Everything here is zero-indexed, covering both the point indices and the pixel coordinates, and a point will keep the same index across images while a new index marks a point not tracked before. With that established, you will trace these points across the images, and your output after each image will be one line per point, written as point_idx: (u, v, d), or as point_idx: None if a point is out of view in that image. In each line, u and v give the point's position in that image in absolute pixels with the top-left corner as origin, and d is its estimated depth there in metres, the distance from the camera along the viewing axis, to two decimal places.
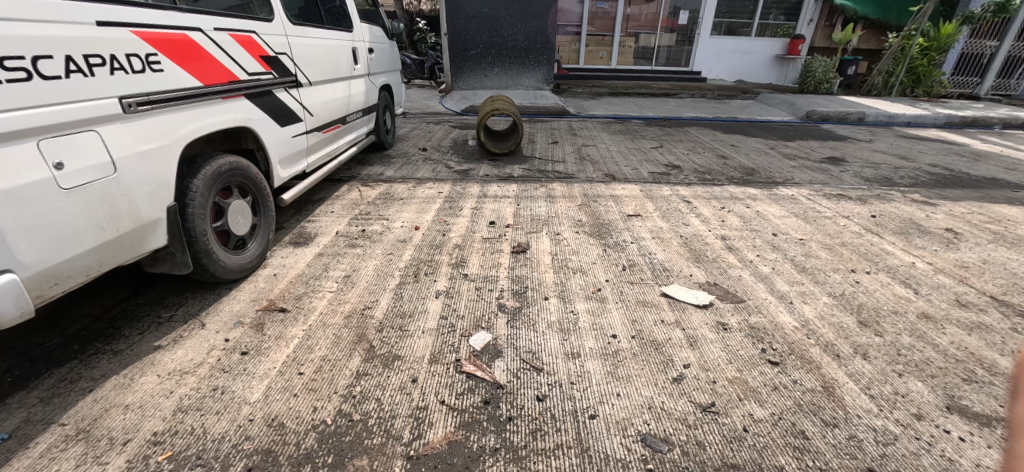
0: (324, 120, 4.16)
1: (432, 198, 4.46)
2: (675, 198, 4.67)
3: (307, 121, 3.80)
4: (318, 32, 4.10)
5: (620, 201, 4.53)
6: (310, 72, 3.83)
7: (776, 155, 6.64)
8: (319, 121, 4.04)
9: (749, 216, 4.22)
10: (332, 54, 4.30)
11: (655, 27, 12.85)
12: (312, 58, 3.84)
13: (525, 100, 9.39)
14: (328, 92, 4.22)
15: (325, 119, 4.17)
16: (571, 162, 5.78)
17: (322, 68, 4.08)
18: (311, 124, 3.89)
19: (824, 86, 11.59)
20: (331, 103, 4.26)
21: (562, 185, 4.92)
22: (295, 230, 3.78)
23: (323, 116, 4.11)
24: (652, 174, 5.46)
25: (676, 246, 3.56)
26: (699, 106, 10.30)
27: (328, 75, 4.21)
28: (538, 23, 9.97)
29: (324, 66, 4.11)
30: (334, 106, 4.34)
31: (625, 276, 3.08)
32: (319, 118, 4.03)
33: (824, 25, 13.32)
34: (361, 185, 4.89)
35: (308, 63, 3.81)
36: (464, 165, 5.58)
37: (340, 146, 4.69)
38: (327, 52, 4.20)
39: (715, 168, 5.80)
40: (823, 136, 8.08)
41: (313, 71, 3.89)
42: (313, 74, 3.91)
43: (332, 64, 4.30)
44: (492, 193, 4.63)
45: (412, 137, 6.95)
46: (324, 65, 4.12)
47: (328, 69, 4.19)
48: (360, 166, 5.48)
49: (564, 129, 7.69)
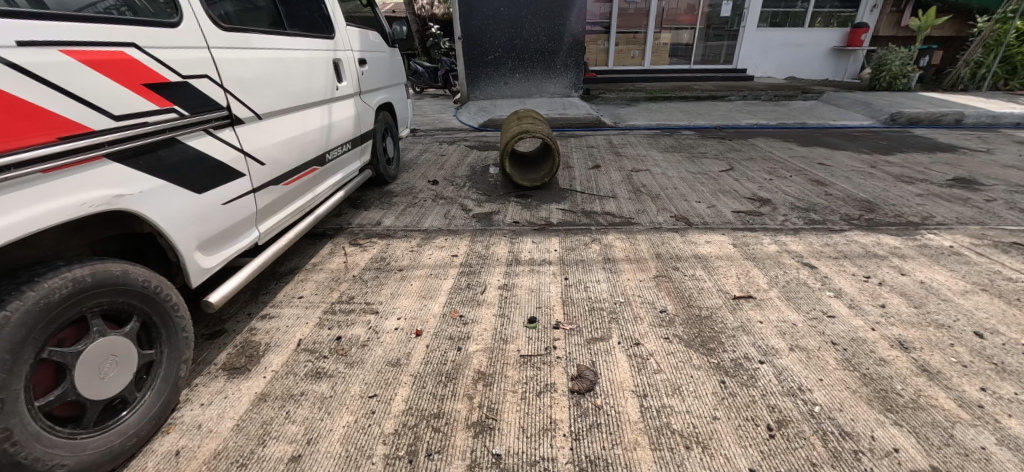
0: (289, 166, 2.84)
1: (445, 265, 3.18)
2: (786, 261, 3.32)
3: (255, 175, 2.49)
4: (274, 40, 2.81)
5: (712, 266, 3.20)
6: (259, 101, 2.53)
7: (886, 178, 5.37)
8: (279, 170, 2.72)
9: (915, 293, 2.88)
10: (298, 71, 3.00)
11: (695, 22, 11.41)
12: (259, 79, 2.54)
13: (554, 111, 8.05)
14: (296, 126, 2.91)
15: (290, 165, 2.85)
16: (625, 198, 4.45)
17: (283, 92, 2.77)
18: (263, 179, 2.57)
19: (901, 81, 10.25)
20: (300, 142, 2.95)
21: (622, 238, 3.60)
22: (239, 339, 2.49)
23: (286, 162, 2.80)
24: (737, 216, 4.11)
25: (835, 369, 2.20)
26: (757, 111, 8.83)
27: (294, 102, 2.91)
28: (565, 21, 8.64)
29: (287, 89, 2.82)
30: (305, 144, 3.01)
31: (778, 456, 1.75)
32: (278, 165, 2.71)
33: (891, 11, 11.63)
34: (349, 243, 3.59)
35: (256, 88, 2.51)
36: (487, 206, 4.29)
37: (319, 194, 3.41)
38: (290, 68, 2.90)
39: (819, 201, 4.51)
40: (927, 147, 6.85)
41: (265, 99, 2.59)
42: (267, 103, 2.60)
43: (301, 86, 3.00)
44: (527, 254, 3.32)
45: (420, 164, 5.67)
46: (286, 87, 2.82)
47: (293, 93, 2.89)
48: (352, 212, 4.21)
49: (605, 146, 6.36)
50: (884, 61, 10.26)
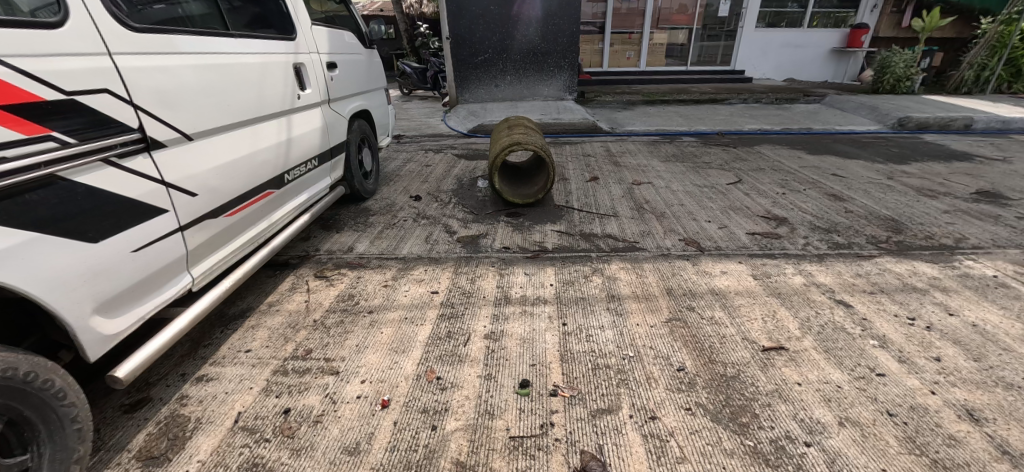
0: (233, 193, 2.34)
1: (424, 304, 2.72)
2: (815, 298, 2.92)
3: (182, 208, 1.99)
4: (212, 42, 2.32)
5: (732, 305, 2.80)
6: (190, 117, 2.04)
7: (906, 191, 5.09)
8: (219, 198, 2.22)
9: (962, 337, 2.67)
10: (246, 79, 2.51)
11: (692, 22, 11.01)
12: (189, 89, 2.05)
13: (548, 115, 7.60)
14: (242, 144, 2.41)
15: (235, 191, 2.35)
16: (628, 218, 4.04)
17: (225, 105, 2.29)
18: (196, 211, 2.06)
19: (904, 84, 9.91)
20: (248, 163, 2.45)
21: (627, 268, 3.18)
22: (163, 414, 1.97)
23: (230, 189, 2.30)
24: (753, 238, 3.71)
25: (897, 453, 1.90)
26: (759, 115, 8.46)
27: (241, 116, 2.42)
28: (558, 21, 8.20)
29: (230, 101, 2.33)
30: (255, 165, 2.52)
31: None
32: (218, 194, 2.20)
33: (892, 12, 11.34)
34: (313, 275, 3.10)
35: (185, 102, 2.02)
36: (475, 228, 3.85)
37: (279, 219, 2.90)
38: (234, 76, 2.41)
39: (841, 220, 4.13)
40: (941, 156, 6.55)
41: (200, 114, 2.10)
42: (201, 120, 2.11)
43: (249, 96, 2.51)
44: (518, 290, 2.88)
45: (402, 177, 5.20)
46: (229, 98, 2.33)
47: (239, 104, 2.40)
48: (321, 236, 3.71)
49: (603, 156, 5.94)
50: (886, 63, 9.94)
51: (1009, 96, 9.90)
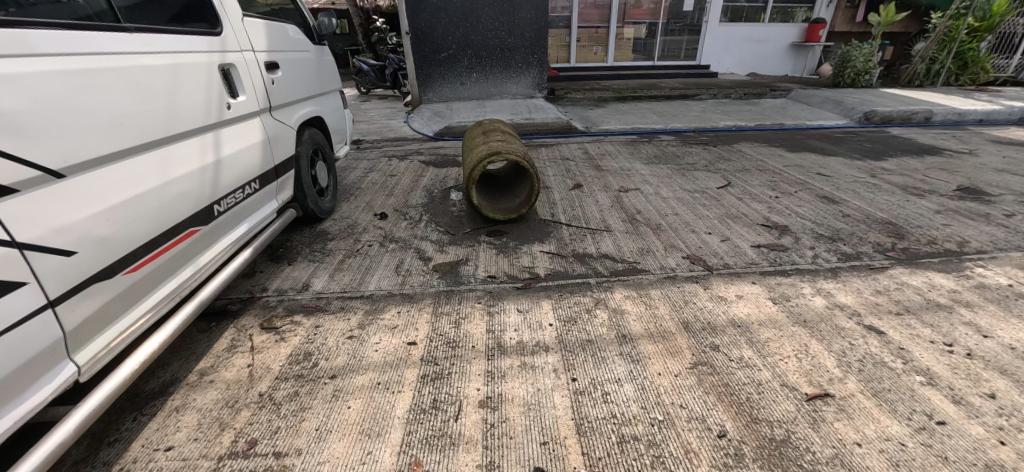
0: (128, 242, 1.90)
1: (400, 363, 2.29)
2: (844, 325, 2.56)
3: (47, 277, 1.58)
4: (87, 46, 1.82)
5: (759, 339, 2.44)
6: (50, 148, 1.60)
7: (890, 188, 4.83)
8: (107, 252, 1.80)
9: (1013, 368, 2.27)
10: (141, 92, 2.01)
11: (657, 16, 10.80)
12: (51, 106, 1.63)
13: (519, 115, 7.15)
14: (136, 178, 1.95)
15: (132, 239, 1.92)
16: (622, 232, 3.65)
17: (103, 129, 1.81)
18: (69, 277, 1.65)
19: (864, 78, 9.98)
20: (147, 199, 1.99)
21: (633, 298, 2.79)
22: None
23: (121, 237, 1.86)
24: (760, 252, 3.39)
25: None
26: (731, 111, 8.28)
27: (132, 141, 1.94)
28: (524, 15, 7.74)
29: (118, 124, 1.87)
30: (161, 201, 2.06)
31: None
32: (104, 246, 1.79)
33: (846, 7, 11.46)
34: (260, 326, 2.63)
35: (26, 134, 1.54)
36: (452, 251, 3.38)
37: (211, 260, 2.43)
38: (122, 89, 1.92)
39: (843, 226, 3.85)
40: (913, 150, 6.40)
41: (65, 143, 1.65)
42: (71, 148, 1.67)
43: (147, 113, 2.02)
44: (513, 335, 2.47)
45: (366, 190, 4.67)
46: (116, 120, 1.86)
47: (129, 126, 1.92)
48: (272, 270, 3.23)
49: (582, 159, 5.55)
50: (847, 57, 9.96)
51: (955, 88, 10.07)
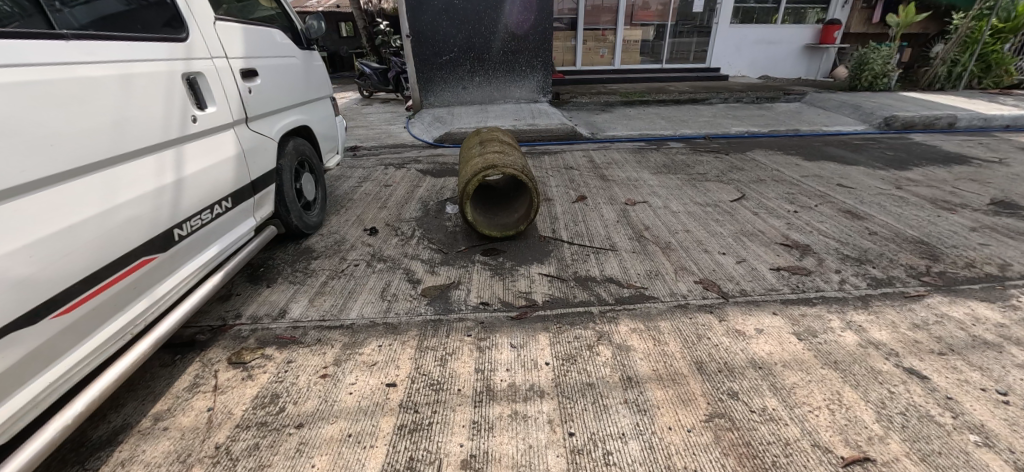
0: (59, 281, 1.66)
1: (375, 409, 2.03)
2: (881, 368, 2.32)
3: None
4: (10, 57, 1.58)
5: (784, 385, 2.18)
6: None
7: (919, 202, 4.54)
8: (29, 296, 1.57)
9: None
10: (78, 107, 1.76)
11: (666, 18, 10.48)
12: None
13: (521, 121, 6.89)
14: (68, 206, 1.70)
15: (65, 276, 1.68)
16: (628, 252, 3.38)
17: (21, 152, 1.56)
18: None
19: (882, 81, 9.63)
20: (84, 230, 1.74)
21: (640, 332, 2.51)
22: None
23: (48, 276, 1.62)
24: (779, 276, 3.11)
25: None
26: (743, 116, 7.97)
27: (64, 164, 1.69)
28: (528, 17, 7.48)
29: (46, 146, 1.63)
30: (102, 230, 1.81)
31: None
32: (24, 289, 1.55)
33: (862, 7, 11.08)
34: (227, 361, 2.36)
35: None
36: (444, 273, 3.12)
37: (171, 290, 2.17)
38: (53, 106, 1.68)
39: (869, 246, 3.57)
40: (938, 159, 6.05)
41: None
42: None
43: (85, 130, 1.77)
44: (505, 376, 2.20)
45: (357, 202, 4.41)
46: (43, 141, 1.62)
47: (61, 147, 1.68)
48: (249, 291, 2.96)
49: (587, 168, 5.28)
50: (865, 59, 9.60)
51: (980, 92, 9.67)
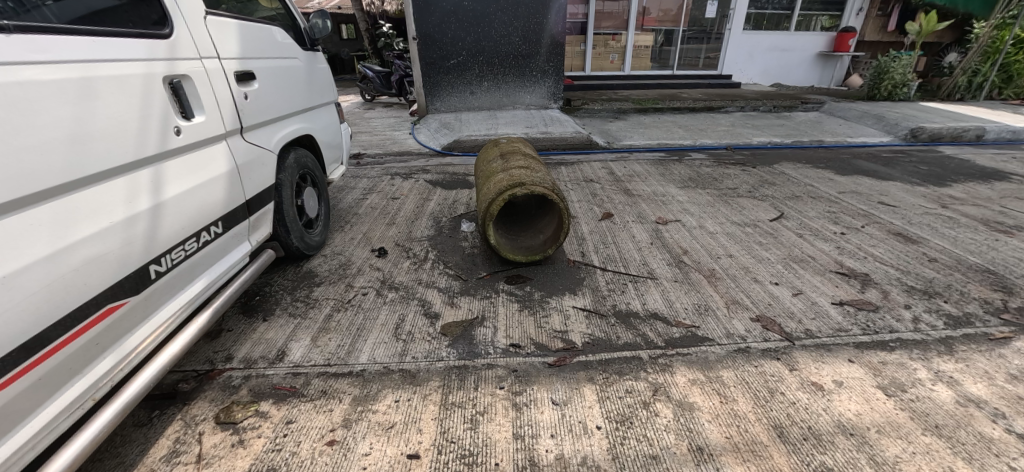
0: None
1: None
2: (991, 435, 1.97)
3: None
4: None
5: (886, 460, 1.84)
6: None
7: (971, 223, 4.20)
8: None
9: None
10: (18, 120, 1.40)
11: (677, 23, 10.15)
12: None
13: (534, 128, 6.52)
14: (3, 250, 1.34)
15: None
16: (670, 281, 3.02)
17: None
18: None
19: (902, 90, 9.33)
20: (27, 280, 1.39)
21: (701, 384, 2.16)
22: None
23: None
24: (844, 313, 2.74)
25: None
26: (763, 126, 7.64)
27: (4, 195, 1.34)
28: (539, 20, 7.13)
29: None
30: (51, 278, 1.45)
31: None
32: None
33: (877, 15, 10.81)
34: (214, 420, 1.98)
35: None
36: (465, 305, 2.75)
37: (145, 337, 1.81)
38: None
39: (932, 275, 3.22)
40: (975, 174, 5.71)
41: None
42: None
43: (29, 150, 1.41)
44: (551, 445, 1.85)
45: (363, 217, 4.03)
46: None
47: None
48: (244, 325, 2.57)
49: (608, 181, 4.92)
50: (884, 68, 9.28)
51: (1003, 103, 9.35)
